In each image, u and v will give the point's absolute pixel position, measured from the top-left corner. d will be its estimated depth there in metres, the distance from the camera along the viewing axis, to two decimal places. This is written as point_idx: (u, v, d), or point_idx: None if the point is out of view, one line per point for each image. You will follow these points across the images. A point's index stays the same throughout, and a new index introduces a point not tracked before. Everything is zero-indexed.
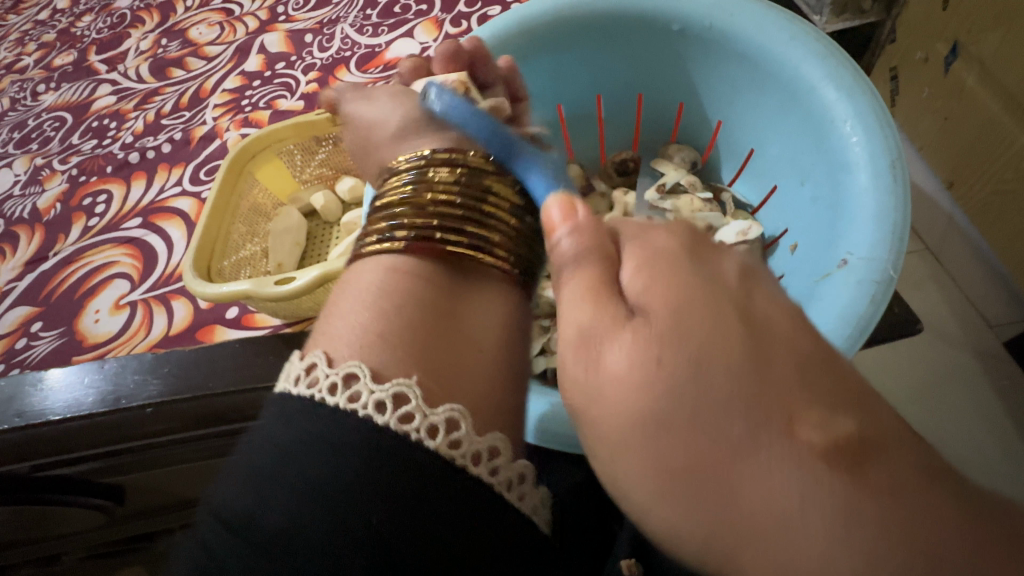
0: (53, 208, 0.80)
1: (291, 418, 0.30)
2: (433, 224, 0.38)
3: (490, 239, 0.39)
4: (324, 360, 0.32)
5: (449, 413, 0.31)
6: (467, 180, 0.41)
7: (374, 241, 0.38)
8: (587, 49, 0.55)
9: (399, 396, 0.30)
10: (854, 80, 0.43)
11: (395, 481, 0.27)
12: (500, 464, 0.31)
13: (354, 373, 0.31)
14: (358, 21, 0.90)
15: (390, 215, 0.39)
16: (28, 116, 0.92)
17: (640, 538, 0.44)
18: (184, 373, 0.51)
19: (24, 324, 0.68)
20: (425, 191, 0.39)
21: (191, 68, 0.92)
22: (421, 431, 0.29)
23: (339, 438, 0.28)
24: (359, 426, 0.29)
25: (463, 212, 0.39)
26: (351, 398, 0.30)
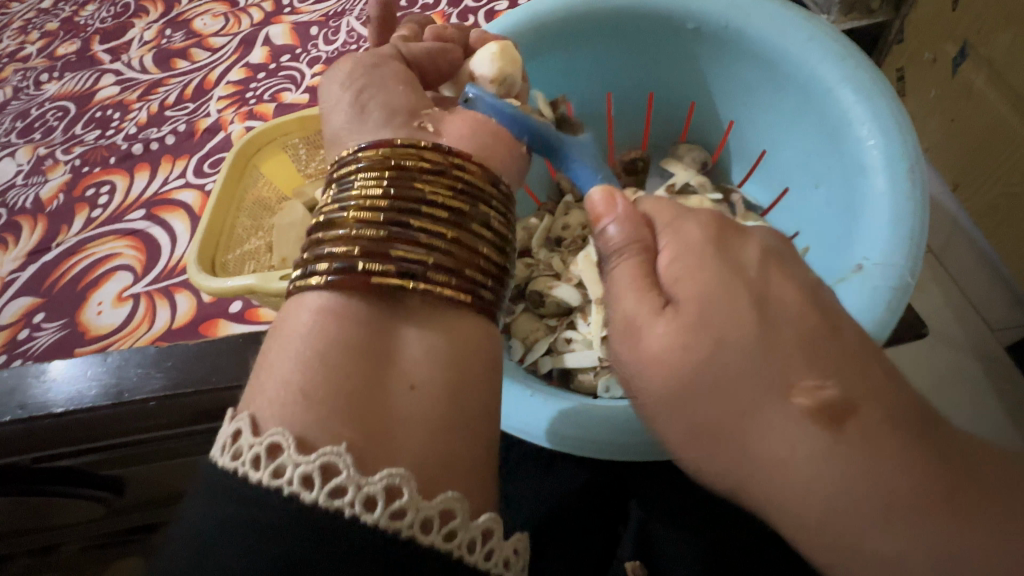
0: (56, 198, 0.79)
1: (233, 499, 0.28)
2: (357, 251, 0.35)
3: (422, 259, 0.35)
4: (251, 429, 0.30)
5: (386, 482, 0.28)
6: (400, 186, 0.37)
7: (303, 277, 0.36)
8: (601, 46, 0.55)
9: (328, 467, 0.28)
10: (873, 82, 0.43)
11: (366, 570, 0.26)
12: (453, 525, 0.29)
13: (280, 443, 0.29)
14: (364, 14, 0.89)
15: (318, 247, 0.36)
16: (31, 105, 0.92)
17: (644, 540, 0.45)
18: (187, 367, 0.51)
19: (26, 315, 0.68)
20: (350, 211, 0.36)
21: (195, 59, 0.91)
22: (355, 505, 0.27)
23: (293, 523, 0.27)
24: (284, 506, 0.27)
25: (389, 233, 0.35)
26: (275, 472, 0.28)
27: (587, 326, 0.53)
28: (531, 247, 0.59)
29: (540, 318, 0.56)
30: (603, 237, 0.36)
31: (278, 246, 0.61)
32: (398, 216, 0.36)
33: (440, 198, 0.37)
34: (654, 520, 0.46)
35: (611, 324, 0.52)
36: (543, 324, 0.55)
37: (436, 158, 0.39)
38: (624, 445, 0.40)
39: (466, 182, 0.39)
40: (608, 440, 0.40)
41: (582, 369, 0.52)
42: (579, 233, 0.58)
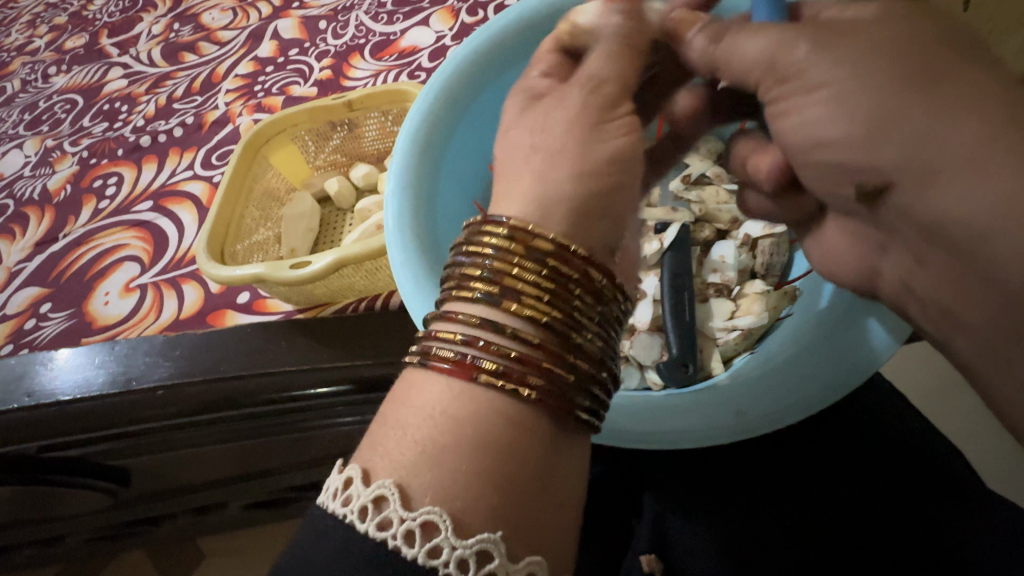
0: (63, 189, 0.79)
1: (342, 550, 0.27)
2: (522, 361, 0.31)
3: (566, 375, 0.32)
4: (360, 477, 0.29)
5: (480, 546, 0.27)
6: (560, 289, 0.33)
7: (447, 352, 0.32)
8: None
9: (429, 525, 0.27)
10: None
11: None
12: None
13: (385, 496, 0.28)
14: (373, 8, 0.89)
15: (469, 331, 0.32)
16: (39, 98, 0.92)
17: (659, 535, 0.44)
18: (196, 356, 0.51)
19: (33, 304, 0.68)
20: (512, 309, 0.33)
21: (204, 52, 0.91)
22: (449, 567, 0.27)
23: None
24: (383, 559, 0.27)
25: (554, 351, 0.32)
26: (380, 524, 0.27)
27: None
28: None
29: None
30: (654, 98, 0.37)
31: (287, 237, 0.62)
32: (555, 326, 0.33)
33: (597, 323, 0.35)
34: (667, 513, 0.45)
35: None
36: None
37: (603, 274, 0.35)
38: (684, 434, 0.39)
39: (618, 307, 0.36)
40: (675, 432, 0.39)
41: None
42: None
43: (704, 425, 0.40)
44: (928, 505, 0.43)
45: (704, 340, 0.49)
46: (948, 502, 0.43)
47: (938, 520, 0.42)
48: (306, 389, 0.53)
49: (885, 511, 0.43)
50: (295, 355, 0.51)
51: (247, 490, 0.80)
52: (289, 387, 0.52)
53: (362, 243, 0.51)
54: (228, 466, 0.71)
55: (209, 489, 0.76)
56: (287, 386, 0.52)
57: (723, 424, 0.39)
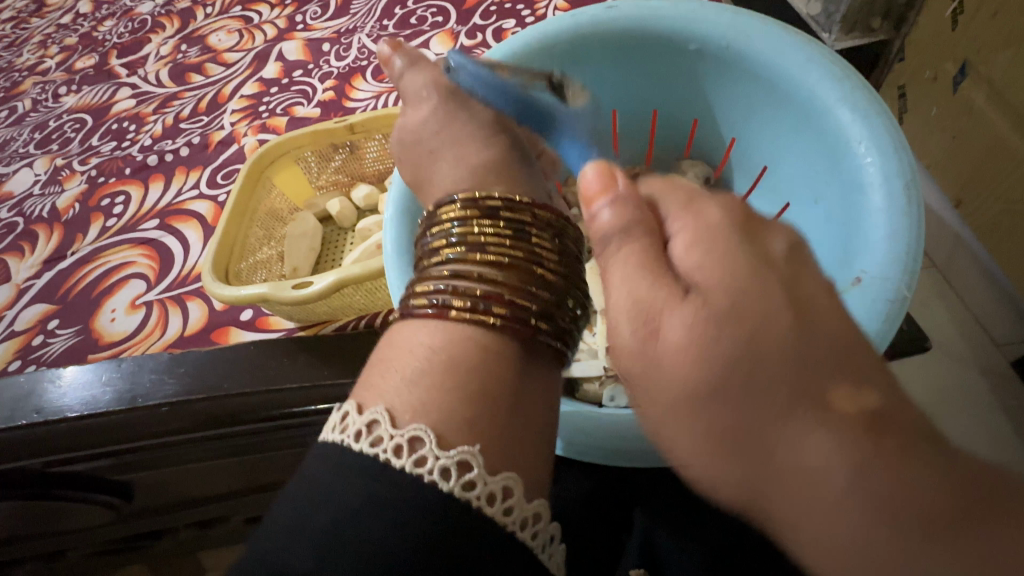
0: (72, 207, 0.81)
1: (340, 469, 0.30)
2: (491, 298, 0.35)
3: (530, 306, 0.36)
4: (355, 409, 0.32)
5: (460, 456, 0.30)
6: (519, 237, 0.39)
7: (425, 303, 0.36)
8: (607, 65, 0.55)
9: (415, 441, 0.30)
10: (870, 103, 0.43)
11: (444, 549, 0.27)
12: (513, 503, 0.30)
13: (377, 420, 0.31)
14: (375, 31, 0.92)
15: (442, 282, 0.37)
16: (49, 117, 0.94)
17: (649, 551, 0.46)
18: (200, 374, 0.52)
19: (41, 321, 0.69)
20: (476, 258, 0.37)
21: (210, 73, 0.94)
22: (433, 474, 0.29)
23: (387, 493, 0.29)
24: (380, 473, 0.29)
25: (523, 288, 0.36)
26: (374, 442, 0.31)
27: (592, 337, 0.54)
28: None
29: None
30: (593, 222, 0.33)
31: (290, 256, 0.64)
32: (519, 269, 0.37)
33: (556, 263, 0.39)
34: (656, 529, 0.46)
35: None
36: None
37: (553, 226, 0.41)
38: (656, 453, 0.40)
39: (568, 244, 0.41)
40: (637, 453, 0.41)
41: (587, 379, 0.52)
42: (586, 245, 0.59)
43: None
44: None
45: None
46: None
47: None
48: (306, 406, 0.54)
49: None
50: (297, 372, 0.52)
51: (246, 504, 0.80)
52: (289, 405, 0.53)
53: (362, 265, 0.52)
54: (228, 480, 0.72)
55: (210, 503, 0.77)
56: (288, 403, 0.53)
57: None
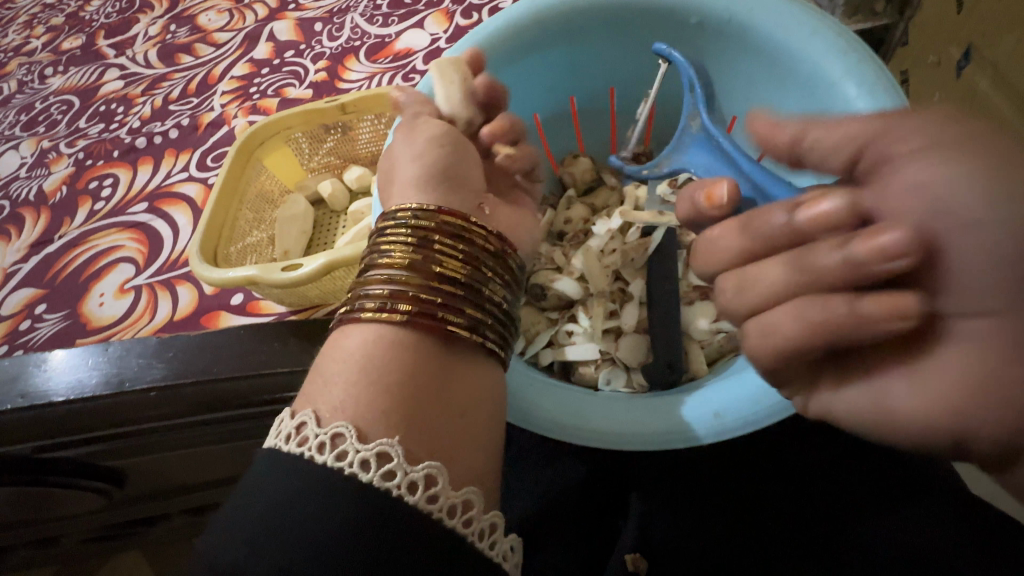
0: (59, 190, 0.79)
1: (272, 472, 0.32)
2: (441, 305, 0.38)
3: (477, 316, 0.40)
4: (290, 414, 0.35)
5: (380, 448, 0.32)
6: (471, 254, 0.42)
7: (373, 307, 0.38)
8: (604, 40, 0.53)
9: (338, 437, 0.33)
10: (877, 75, 0.42)
11: (371, 536, 0.30)
12: (436, 490, 0.32)
13: (343, 434, 0.33)
14: (369, 11, 0.89)
15: (392, 286, 0.38)
16: (35, 99, 0.92)
17: (644, 535, 0.45)
18: (189, 358, 0.51)
19: (28, 306, 0.68)
20: (429, 267, 0.39)
21: (200, 54, 0.91)
22: (354, 466, 0.32)
23: (311, 485, 0.31)
24: (307, 468, 0.32)
25: (468, 297, 0.40)
26: (301, 442, 0.33)
27: (588, 319, 0.52)
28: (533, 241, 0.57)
29: (541, 311, 0.55)
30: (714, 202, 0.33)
31: (281, 239, 0.63)
32: (468, 282, 0.40)
33: (497, 279, 0.43)
34: (653, 512, 0.46)
35: (612, 318, 0.52)
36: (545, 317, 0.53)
37: (496, 243, 0.45)
38: (641, 437, 0.38)
39: (507, 260, 0.45)
40: (619, 437, 0.39)
41: (583, 362, 0.51)
42: (582, 227, 0.58)
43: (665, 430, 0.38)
44: (899, 505, 0.43)
45: (689, 342, 0.49)
46: (924, 503, 0.43)
47: (904, 520, 0.42)
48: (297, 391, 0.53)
49: (862, 510, 0.43)
50: (288, 356, 0.51)
51: None
52: (281, 389, 0.53)
53: (353, 246, 0.51)
54: (223, 466, 0.71)
55: (204, 490, 0.77)
56: (279, 387, 0.53)
57: (693, 427, 0.38)
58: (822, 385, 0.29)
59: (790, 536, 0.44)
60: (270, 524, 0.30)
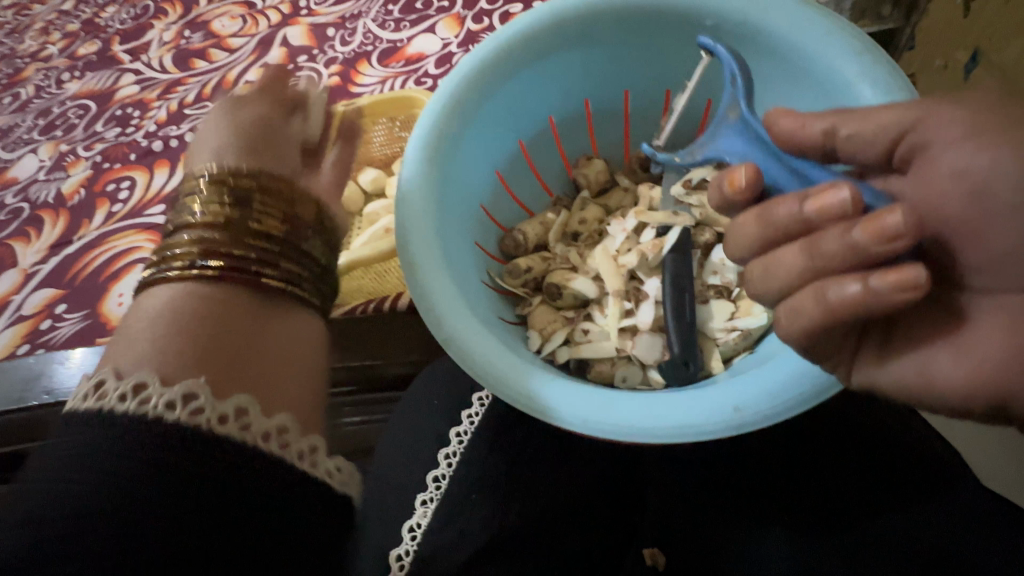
0: (77, 192, 0.81)
1: (80, 428, 0.30)
2: (254, 263, 0.37)
3: (294, 270, 0.39)
4: (110, 375, 0.32)
5: (184, 389, 0.31)
6: (260, 201, 0.39)
7: (181, 265, 0.36)
8: (620, 43, 0.54)
9: (141, 386, 0.31)
10: (890, 77, 0.43)
11: (186, 497, 0.29)
12: (250, 419, 0.32)
13: (196, 394, 0.31)
14: (380, 16, 0.91)
15: (165, 253, 0.37)
16: (53, 103, 0.94)
17: (662, 531, 0.48)
18: None
19: (49, 305, 0.69)
20: (222, 224, 0.37)
21: (214, 59, 0.93)
22: (160, 407, 0.30)
23: (120, 437, 0.29)
24: (109, 420, 0.30)
25: (284, 250, 0.38)
26: (99, 398, 0.31)
27: (603, 318, 0.53)
28: (548, 241, 0.58)
29: (556, 310, 0.55)
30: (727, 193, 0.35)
31: None
32: (286, 234, 0.39)
33: (313, 227, 0.42)
34: (671, 508, 0.48)
35: (627, 316, 0.52)
36: (560, 316, 0.54)
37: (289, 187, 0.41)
38: (666, 428, 0.38)
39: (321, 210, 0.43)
40: (646, 425, 0.39)
41: (599, 360, 0.52)
42: (596, 228, 0.58)
43: (693, 421, 0.38)
44: (915, 500, 0.43)
45: (704, 341, 0.50)
46: (940, 499, 0.42)
47: (919, 514, 0.42)
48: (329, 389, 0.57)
49: (878, 506, 0.43)
50: None
51: None
52: None
53: None
54: None
55: None
56: None
57: (708, 422, 0.38)
58: (863, 361, 0.34)
59: (806, 532, 0.44)
60: (74, 469, 0.29)
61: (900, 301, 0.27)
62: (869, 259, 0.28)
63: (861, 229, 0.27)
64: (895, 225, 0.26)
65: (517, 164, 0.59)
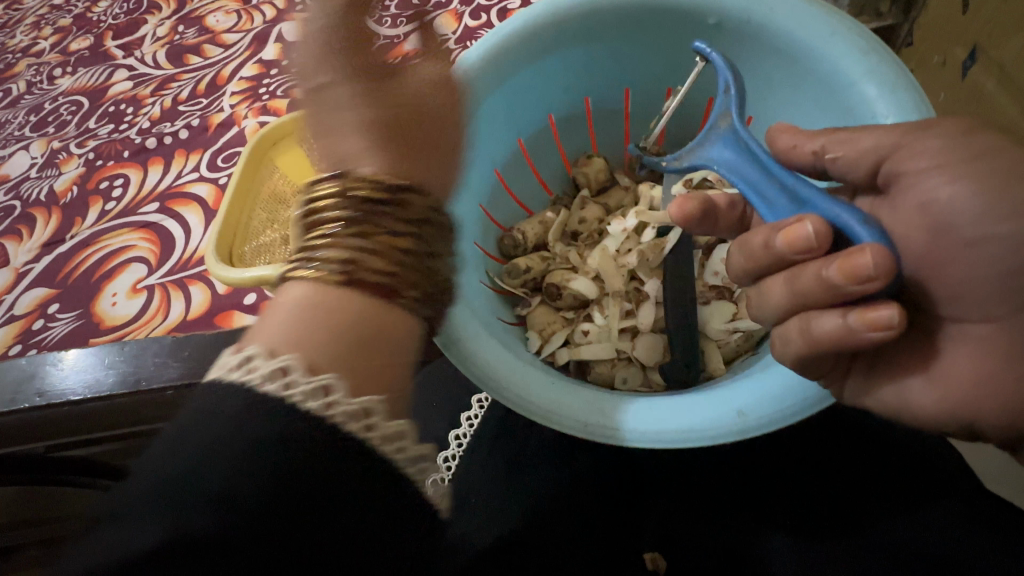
0: (70, 190, 0.80)
1: (217, 408, 0.26)
2: (355, 275, 0.31)
3: (416, 283, 0.33)
4: (259, 352, 0.28)
5: None
6: (397, 210, 0.33)
7: (297, 266, 0.32)
8: (622, 41, 0.53)
9: None
10: (896, 75, 0.42)
11: (286, 497, 0.25)
12: (376, 421, 0.28)
13: (331, 388, 0.27)
14: (377, 12, 0.90)
15: (304, 260, 0.32)
16: (45, 100, 0.93)
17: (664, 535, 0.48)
18: (205, 357, 0.52)
19: (41, 305, 0.68)
20: (350, 232, 0.32)
21: (208, 55, 0.92)
22: None
23: (264, 429, 0.25)
24: (287, 406, 0.26)
25: (351, 267, 0.31)
26: None
27: (603, 318, 0.53)
28: (548, 240, 0.58)
29: (556, 310, 0.54)
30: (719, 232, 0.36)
31: None
32: (389, 248, 0.32)
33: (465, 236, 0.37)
34: (670, 511, 0.48)
35: (627, 317, 0.52)
36: (560, 317, 0.54)
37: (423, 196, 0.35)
38: (670, 433, 0.38)
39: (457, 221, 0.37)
40: (647, 432, 0.38)
41: (598, 361, 0.51)
42: (596, 227, 0.58)
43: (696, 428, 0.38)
44: (912, 505, 0.43)
45: (706, 342, 0.50)
46: (936, 504, 0.43)
47: (915, 518, 0.42)
48: None
49: (874, 509, 0.44)
50: None
51: None
52: None
53: None
54: None
55: None
56: None
57: (714, 425, 0.38)
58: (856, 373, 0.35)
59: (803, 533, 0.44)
60: (198, 460, 0.24)
61: (867, 340, 0.29)
62: (842, 295, 0.29)
63: (835, 268, 0.28)
64: (867, 268, 0.27)
65: (516, 164, 0.59)
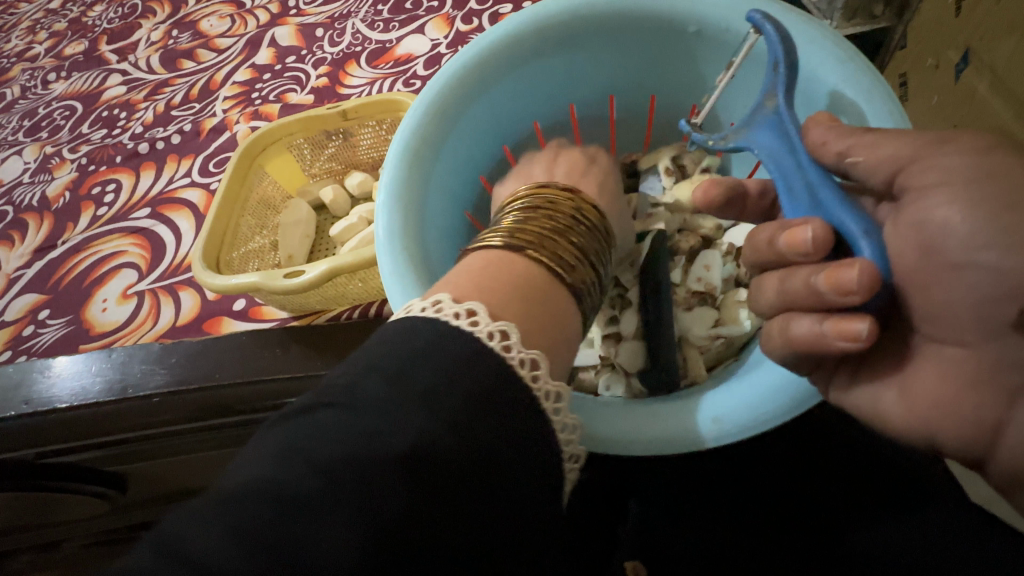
0: (62, 196, 0.80)
1: (411, 348, 0.28)
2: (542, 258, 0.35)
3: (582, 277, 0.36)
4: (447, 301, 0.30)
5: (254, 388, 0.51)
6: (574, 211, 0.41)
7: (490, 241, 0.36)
8: (604, 49, 0.53)
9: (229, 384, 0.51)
10: (872, 84, 0.42)
11: (473, 453, 0.25)
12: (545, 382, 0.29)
13: (536, 364, 0.29)
14: (370, 16, 0.90)
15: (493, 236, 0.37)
16: (38, 104, 0.93)
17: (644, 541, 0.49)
18: (192, 364, 0.52)
19: (32, 312, 0.68)
20: (530, 226, 0.37)
21: (202, 59, 0.92)
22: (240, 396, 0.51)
23: (462, 361, 0.27)
24: (475, 350, 0.28)
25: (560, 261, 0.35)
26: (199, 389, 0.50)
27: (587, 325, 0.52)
28: None
29: None
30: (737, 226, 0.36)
31: (285, 244, 0.64)
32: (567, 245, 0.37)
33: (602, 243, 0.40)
34: (652, 516, 0.49)
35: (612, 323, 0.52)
36: None
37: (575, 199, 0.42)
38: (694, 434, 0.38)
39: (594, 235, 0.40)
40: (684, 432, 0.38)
41: (584, 368, 0.52)
42: None
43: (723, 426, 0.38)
44: (897, 511, 0.43)
45: (688, 347, 0.50)
46: (920, 510, 0.43)
47: (899, 526, 0.42)
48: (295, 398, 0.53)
49: (857, 515, 0.44)
50: (288, 362, 0.51)
51: None
52: (281, 394, 0.53)
53: (355, 252, 0.51)
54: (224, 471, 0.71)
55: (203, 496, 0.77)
56: (280, 393, 0.53)
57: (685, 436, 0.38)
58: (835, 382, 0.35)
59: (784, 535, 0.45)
60: (398, 405, 0.25)
61: (839, 349, 0.29)
62: (824, 303, 0.29)
63: (821, 278, 0.28)
64: (849, 282, 0.27)
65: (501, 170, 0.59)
